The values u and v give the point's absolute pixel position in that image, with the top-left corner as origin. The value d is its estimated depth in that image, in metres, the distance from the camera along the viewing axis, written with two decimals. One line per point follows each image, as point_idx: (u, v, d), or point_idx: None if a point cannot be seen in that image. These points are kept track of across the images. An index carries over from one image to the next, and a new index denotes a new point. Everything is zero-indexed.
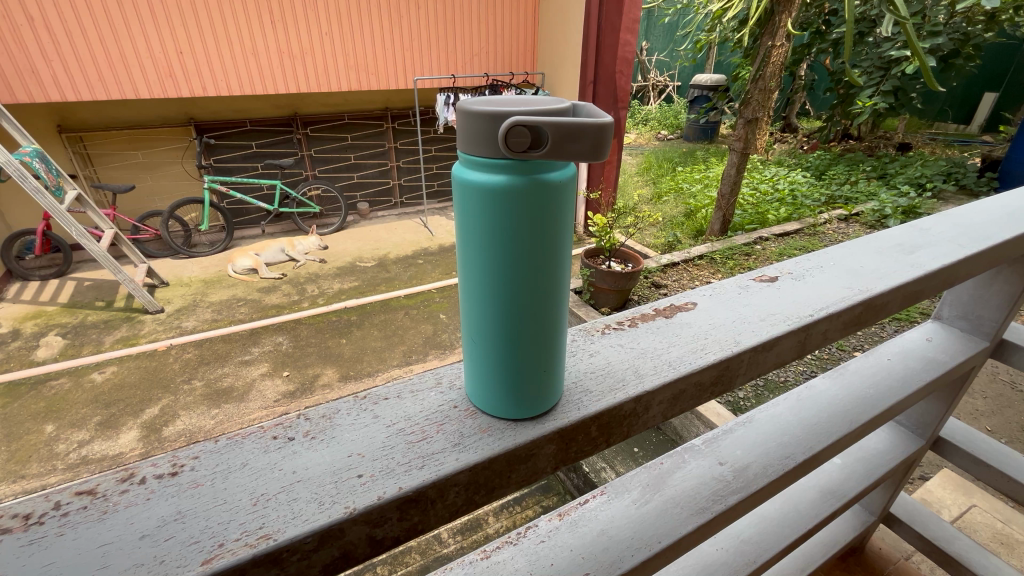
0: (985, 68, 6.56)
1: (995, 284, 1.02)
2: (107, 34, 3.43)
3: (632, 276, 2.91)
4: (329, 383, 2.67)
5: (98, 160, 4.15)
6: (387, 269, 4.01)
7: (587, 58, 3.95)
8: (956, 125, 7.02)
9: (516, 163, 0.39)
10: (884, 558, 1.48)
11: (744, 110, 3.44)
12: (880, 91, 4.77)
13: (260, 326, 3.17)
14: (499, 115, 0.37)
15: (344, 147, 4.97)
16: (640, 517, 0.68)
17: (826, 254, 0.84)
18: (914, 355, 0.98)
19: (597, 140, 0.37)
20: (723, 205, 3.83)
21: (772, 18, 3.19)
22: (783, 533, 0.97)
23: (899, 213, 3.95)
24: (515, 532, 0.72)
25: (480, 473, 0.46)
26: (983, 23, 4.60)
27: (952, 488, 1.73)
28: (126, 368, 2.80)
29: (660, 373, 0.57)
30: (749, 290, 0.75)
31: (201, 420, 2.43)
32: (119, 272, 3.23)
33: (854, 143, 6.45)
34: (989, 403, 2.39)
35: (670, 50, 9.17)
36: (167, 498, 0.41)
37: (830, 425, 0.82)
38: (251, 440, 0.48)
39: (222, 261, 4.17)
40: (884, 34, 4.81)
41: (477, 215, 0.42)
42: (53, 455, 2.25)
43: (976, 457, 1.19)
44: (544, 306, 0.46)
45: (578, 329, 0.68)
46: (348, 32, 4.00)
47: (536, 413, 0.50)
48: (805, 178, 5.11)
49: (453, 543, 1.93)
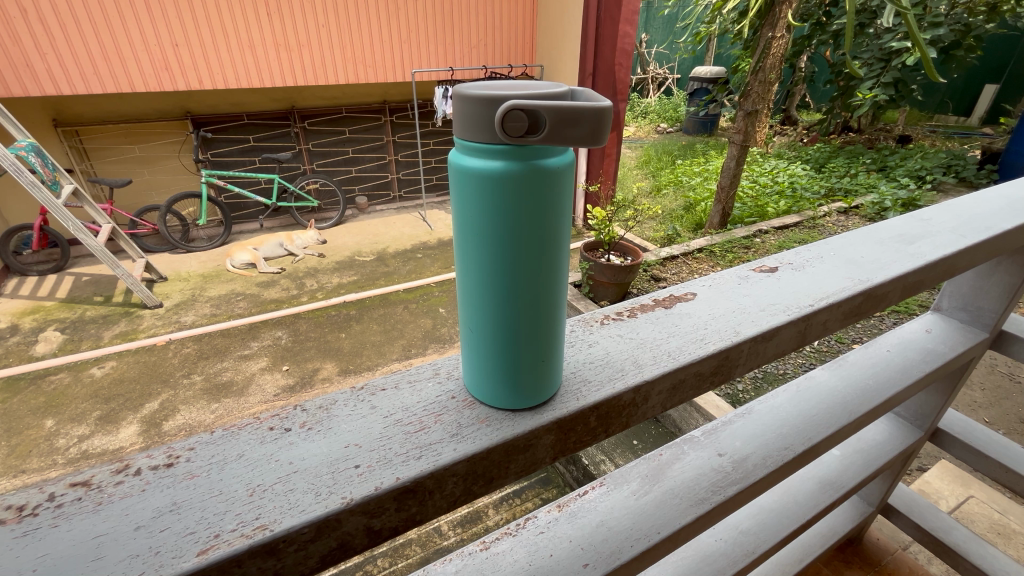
0: (986, 60, 6.53)
1: (995, 275, 1.02)
2: (101, 26, 3.39)
3: (632, 269, 2.91)
4: (329, 377, 2.68)
5: (95, 154, 4.14)
6: (387, 263, 3.99)
7: (586, 51, 3.92)
8: (956, 117, 6.99)
9: (514, 148, 0.38)
10: (881, 548, 1.49)
11: (744, 102, 3.43)
12: (881, 83, 4.74)
13: (260, 321, 3.17)
14: (496, 99, 0.36)
15: (342, 141, 4.95)
16: (640, 508, 0.68)
17: (827, 245, 0.83)
18: (914, 346, 0.98)
19: (597, 126, 0.36)
20: (722, 197, 3.80)
21: (772, 10, 3.16)
22: (783, 523, 0.97)
23: (898, 206, 3.97)
24: (514, 524, 0.72)
25: (478, 463, 0.45)
26: (984, 13, 4.57)
27: (950, 479, 1.74)
28: (126, 363, 2.80)
29: (660, 362, 0.57)
30: (749, 280, 0.75)
31: (201, 415, 2.43)
32: (117, 267, 3.21)
33: (854, 135, 6.42)
34: (987, 394, 2.40)
35: (669, 42, 9.10)
36: (163, 489, 0.41)
37: (829, 415, 0.82)
38: (247, 431, 0.47)
39: (221, 255, 4.16)
40: (884, 26, 4.79)
41: (475, 204, 0.41)
42: (53, 450, 2.25)
43: (975, 449, 1.19)
44: (541, 297, 0.45)
45: (576, 319, 0.67)
46: (346, 26, 3.97)
47: (535, 404, 0.50)
48: (805, 171, 5.10)
49: (454, 535, 1.94)
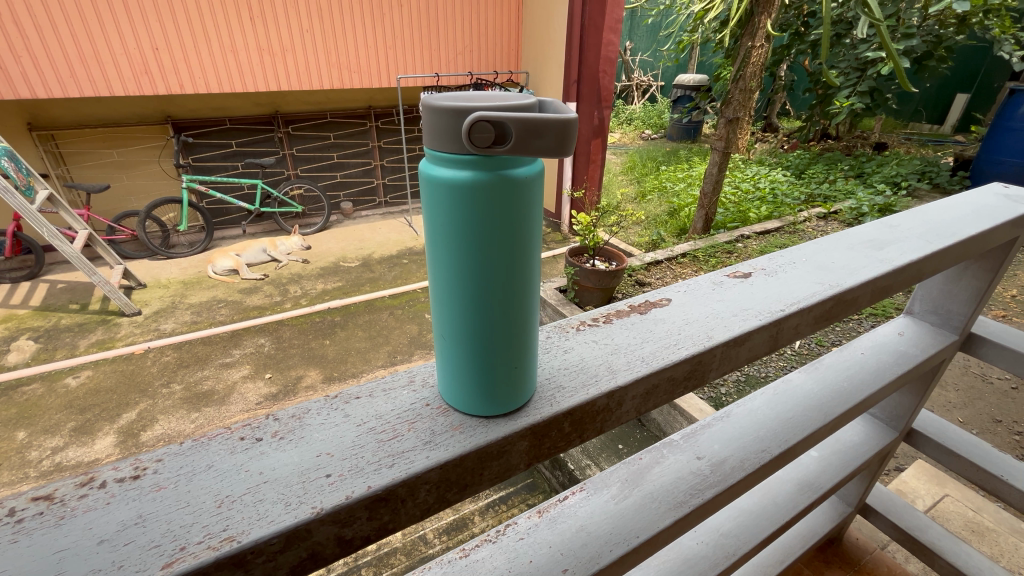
0: (958, 69, 6.74)
1: (963, 278, 1.05)
2: (79, 30, 3.33)
3: (616, 274, 2.92)
4: (312, 385, 2.64)
5: (70, 159, 4.05)
6: (372, 269, 3.97)
7: (570, 58, 3.99)
8: (930, 125, 7.20)
9: (481, 158, 0.39)
10: (861, 547, 1.51)
11: (726, 109, 3.46)
12: (857, 91, 4.85)
13: (242, 328, 3.12)
14: (464, 110, 0.37)
15: (327, 146, 4.92)
16: (619, 513, 0.68)
17: (799, 250, 0.85)
18: (887, 349, 1.01)
19: (562, 137, 0.37)
20: (705, 203, 3.85)
21: (751, 19, 3.21)
22: (762, 524, 0.99)
23: (875, 211, 4.06)
24: (494, 530, 0.72)
25: (451, 470, 0.46)
26: (954, 25, 4.69)
27: (926, 479, 1.77)
28: (102, 372, 2.74)
29: (634, 368, 0.58)
30: (723, 286, 0.76)
31: (181, 424, 2.38)
32: (93, 273, 3.13)
33: (832, 142, 6.55)
34: (961, 395, 2.47)
35: (653, 50, 9.25)
36: (127, 501, 0.40)
37: (804, 418, 0.84)
38: (217, 441, 0.47)
39: (202, 261, 4.10)
40: (861, 36, 4.92)
41: (445, 213, 0.41)
42: (25, 462, 2.19)
43: (947, 448, 1.22)
44: (514, 305, 0.46)
45: (552, 326, 0.68)
46: (330, 31, 3.96)
47: (508, 410, 0.50)
48: (786, 177, 5.20)
49: (439, 543, 1.92)
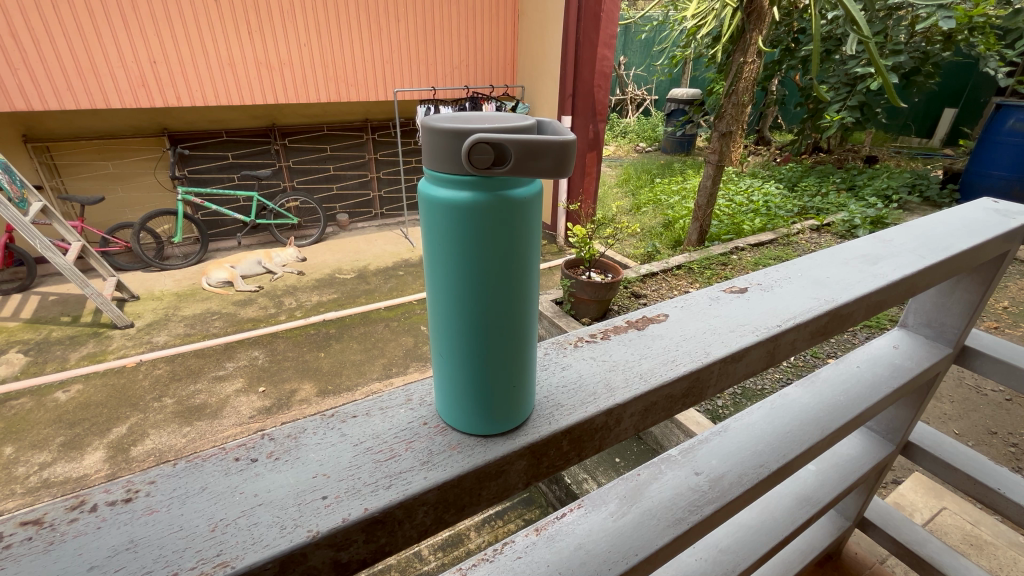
0: (946, 85, 6.90)
1: (956, 292, 1.06)
2: (77, 44, 3.35)
3: (611, 286, 2.93)
4: (306, 399, 2.61)
5: (65, 170, 4.04)
6: (367, 280, 3.97)
7: (565, 74, 4.05)
8: (919, 138, 7.32)
9: (480, 179, 0.39)
10: (859, 562, 1.50)
11: (720, 123, 3.48)
12: (847, 106, 4.94)
13: (235, 340, 3.10)
14: (462, 132, 0.37)
15: (323, 158, 4.94)
16: (617, 530, 0.68)
17: (794, 266, 0.86)
18: (881, 362, 1.01)
19: (561, 157, 0.38)
20: (700, 215, 3.85)
21: (743, 36, 3.26)
22: (760, 540, 0.98)
23: (867, 224, 4.12)
24: (491, 549, 0.71)
25: (448, 491, 0.45)
26: (940, 42, 4.81)
27: (923, 492, 1.77)
28: (93, 386, 2.70)
29: (631, 385, 0.57)
30: (719, 301, 0.76)
31: (173, 438, 2.34)
32: (85, 286, 3.10)
33: (824, 155, 6.65)
34: (956, 407, 2.47)
35: (646, 64, 9.41)
36: (119, 526, 0.39)
37: (801, 432, 0.83)
38: (211, 463, 0.46)
39: (196, 273, 4.07)
40: (850, 52, 5.01)
41: (444, 232, 0.42)
42: (12, 478, 2.15)
43: (943, 461, 1.22)
44: (510, 324, 0.45)
45: (550, 342, 0.68)
46: (327, 46, 4.00)
47: (507, 429, 0.50)
48: (779, 190, 5.26)
49: (434, 559, 1.89)
